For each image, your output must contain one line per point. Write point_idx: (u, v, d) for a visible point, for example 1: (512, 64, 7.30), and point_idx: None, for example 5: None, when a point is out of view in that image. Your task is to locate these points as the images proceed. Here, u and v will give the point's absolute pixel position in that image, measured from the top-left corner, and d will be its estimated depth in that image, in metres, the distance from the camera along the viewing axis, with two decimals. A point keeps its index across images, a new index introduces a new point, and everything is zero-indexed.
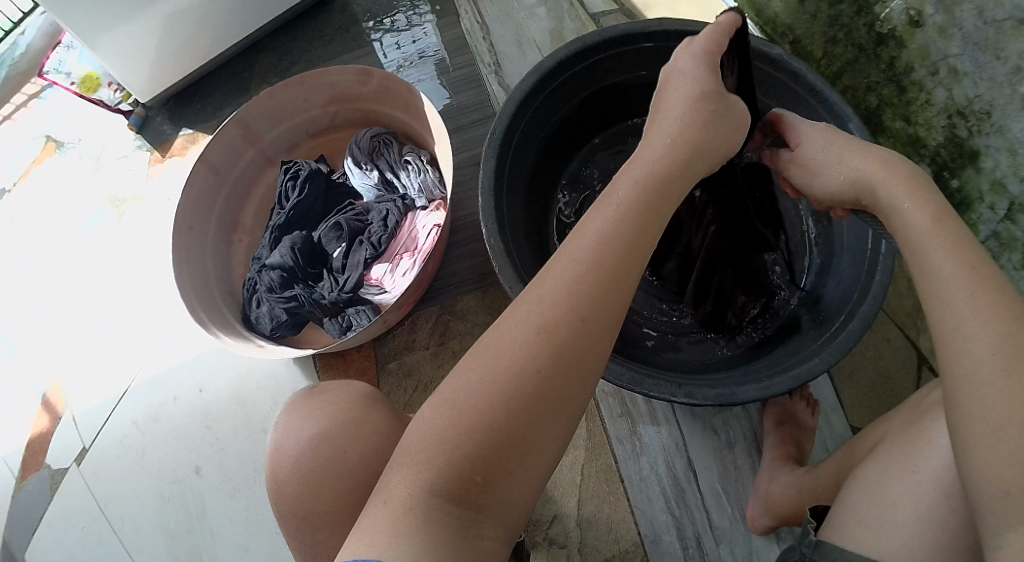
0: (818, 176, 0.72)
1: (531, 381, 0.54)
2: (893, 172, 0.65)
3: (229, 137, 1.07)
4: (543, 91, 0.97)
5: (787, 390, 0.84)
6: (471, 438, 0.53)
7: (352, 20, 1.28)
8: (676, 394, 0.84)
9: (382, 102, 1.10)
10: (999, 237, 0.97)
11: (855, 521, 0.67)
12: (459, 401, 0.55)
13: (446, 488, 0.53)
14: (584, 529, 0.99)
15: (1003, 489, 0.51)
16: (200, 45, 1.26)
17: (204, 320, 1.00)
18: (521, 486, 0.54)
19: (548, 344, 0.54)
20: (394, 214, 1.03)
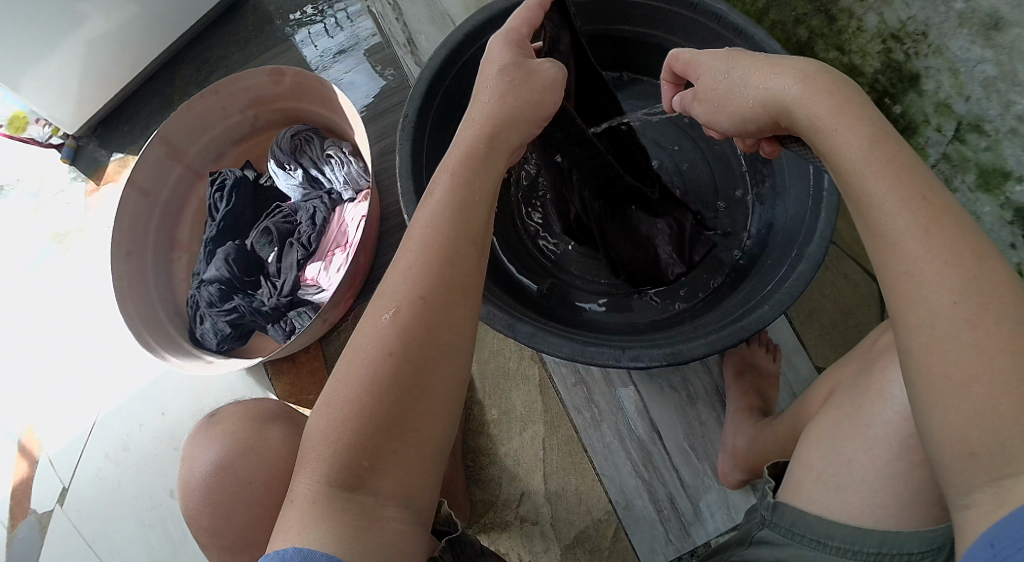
0: (729, 102, 0.67)
1: (398, 344, 0.52)
2: (817, 86, 0.59)
3: (153, 157, 1.06)
4: (455, 65, 0.95)
5: (738, 341, 0.81)
6: (352, 420, 0.50)
7: (266, 19, 1.26)
8: (622, 359, 0.81)
9: (298, 98, 1.08)
10: (949, 158, 0.99)
11: (812, 478, 0.63)
12: (337, 385, 0.52)
13: (337, 475, 0.50)
14: (554, 502, 0.98)
15: (968, 452, 0.46)
16: (121, 68, 1.24)
17: (153, 346, 0.99)
18: (417, 467, 0.52)
19: (408, 313, 0.53)
20: (321, 210, 1.01)
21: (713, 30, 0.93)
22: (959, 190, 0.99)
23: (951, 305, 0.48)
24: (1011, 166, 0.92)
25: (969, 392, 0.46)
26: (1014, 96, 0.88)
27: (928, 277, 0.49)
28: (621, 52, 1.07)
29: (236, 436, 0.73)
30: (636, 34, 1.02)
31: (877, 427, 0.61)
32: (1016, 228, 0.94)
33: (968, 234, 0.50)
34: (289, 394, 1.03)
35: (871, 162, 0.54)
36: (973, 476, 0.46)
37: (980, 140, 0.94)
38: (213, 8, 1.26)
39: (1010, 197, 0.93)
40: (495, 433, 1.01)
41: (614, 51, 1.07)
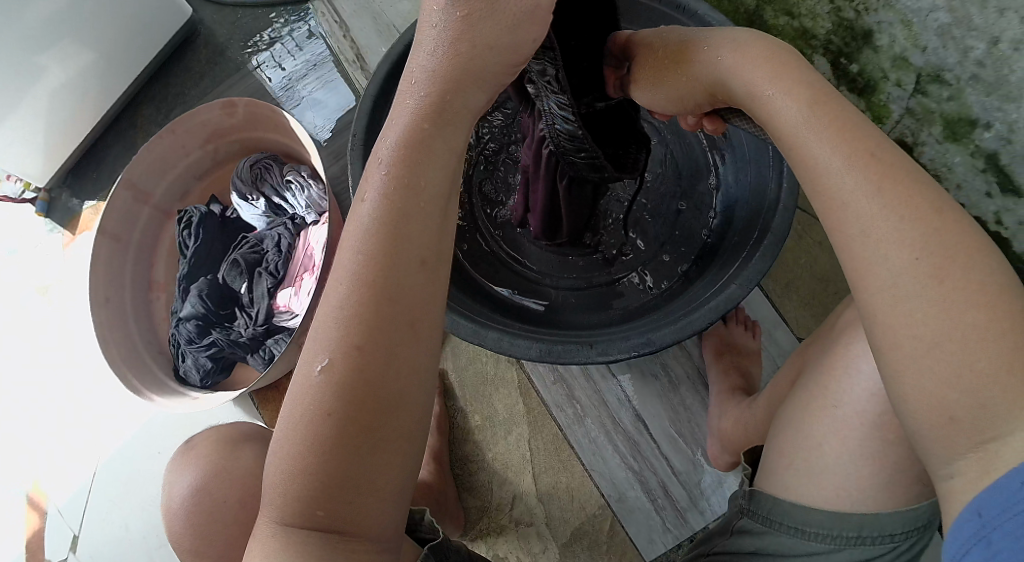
0: (665, 79, 0.64)
1: (337, 390, 0.45)
2: (749, 54, 0.54)
3: (121, 202, 1.07)
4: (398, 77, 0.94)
5: (709, 324, 0.79)
6: (299, 469, 0.45)
7: (219, 51, 1.29)
8: (591, 354, 0.78)
9: (255, 128, 1.09)
10: (913, 112, 0.94)
11: (784, 463, 0.61)
12: (284, 427, 0.47)
13: (294, 526, 0.46)
14: (546, 502, 0.98)
15: (947, 416, 0.43)
16: (82, 116, 1.26)
17: (135, 386, 1.00)
18: (380, 505, 0.46)
19: (342, 354, 0.45)
20: (286, 236, 1.02)
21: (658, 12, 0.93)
22: (926, 143, 0.94)
23: (913, 261, 0.44)
24: (977, 114, 0.88)
25: (943, 351, 0.42)
26: (972, 41, 0.84)
27: (885, 237, 0.45)
28: None
29: (210, 460, 0.76)
30: None
31: (846, 407, 0.59)
32: (989, 175, 0.90)
33: (923, 191, 0.45)
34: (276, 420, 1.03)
35: (812, 122, 0.49)
36: (954, 442, 0.43)
37: (941, 90, 0.90)
38: (167, 44, 1.29)
39: (979, 145, 0.89)
40: (481, 439, 1.02)
41: None
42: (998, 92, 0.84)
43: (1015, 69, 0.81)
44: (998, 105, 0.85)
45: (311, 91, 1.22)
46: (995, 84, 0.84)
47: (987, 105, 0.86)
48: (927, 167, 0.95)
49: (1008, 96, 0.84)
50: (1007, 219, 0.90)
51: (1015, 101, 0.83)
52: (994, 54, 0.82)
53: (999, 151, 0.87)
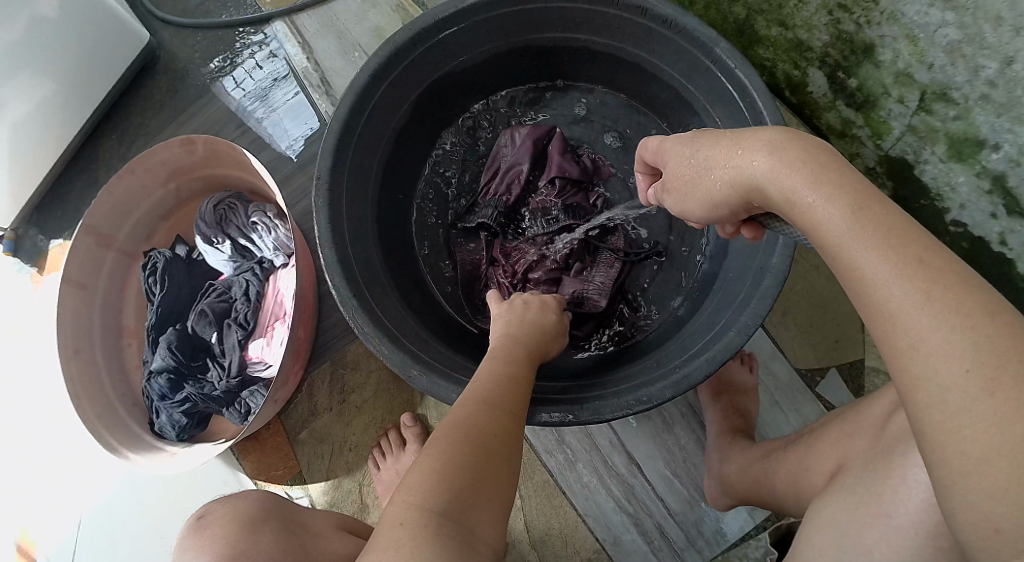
0: (699, 185, 0.58)
1: (514, 406, 0.59)
2: (785, 159, 0.50)
3: (83, 249, 1.01)
4: (362, 113, 0.84)
5: (704, 377, 0.73)
6: (467, 451, 0.53)
7: (179, 76, 1.22)
8: (581, 416, 0.73)
9: (218, 164, 1.03)
10: (915, 129, 0.90)
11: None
12: (455, 419, 0.56)
13: (445, 504, 0.50)
14: (539, 548, 0.94)
15: (992, 527, 0.39)
16: (45, 152, 1.19)
17: (110, 443, 0.95)
18: (503, 513, 0.53)
19: (519, 388, 0.62)
20: (254, 284, 0.97)
21: (641, 25, 0.85)
22: (929, 162, 0.91)
23: (963, 374, 0.41)
24: (985, 134, 0.83)
25: (991, 468, 0.39)
26: (982, 59, 0.78)
27: (935, 347, 0.42)
28: (548, 64, 0.98)
29: (224, 542, 0.72)
30: (560, 42, 0.93)
31: (901, 517, 0.54)
32: (995, 197, 0.86)
33: (971, 298, 0.42)
34: (260, 471, 0.99)
35: (859, 227, 0.46)
36: (998, 552, 0.39)
37: (947, 109, 0.85)
38: (126, 70, 1.22)
39: (986, 165, 0.85)
40: None
41: (544, 66, 0.98)
42: (1009, 113, 0.80)
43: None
44: (1008, 127, 0.80)
45: (278, 109, 1.15)
46: (1006, 105, 0.79)
47: (996, 126, 0.82)
48: (929, 186, 0.92)
49: (1020, 118, 0.79)
50: (1012, 240, 0.87)
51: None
52: (1006, 75, 0.77)
53: (1006, 173, 0.83)
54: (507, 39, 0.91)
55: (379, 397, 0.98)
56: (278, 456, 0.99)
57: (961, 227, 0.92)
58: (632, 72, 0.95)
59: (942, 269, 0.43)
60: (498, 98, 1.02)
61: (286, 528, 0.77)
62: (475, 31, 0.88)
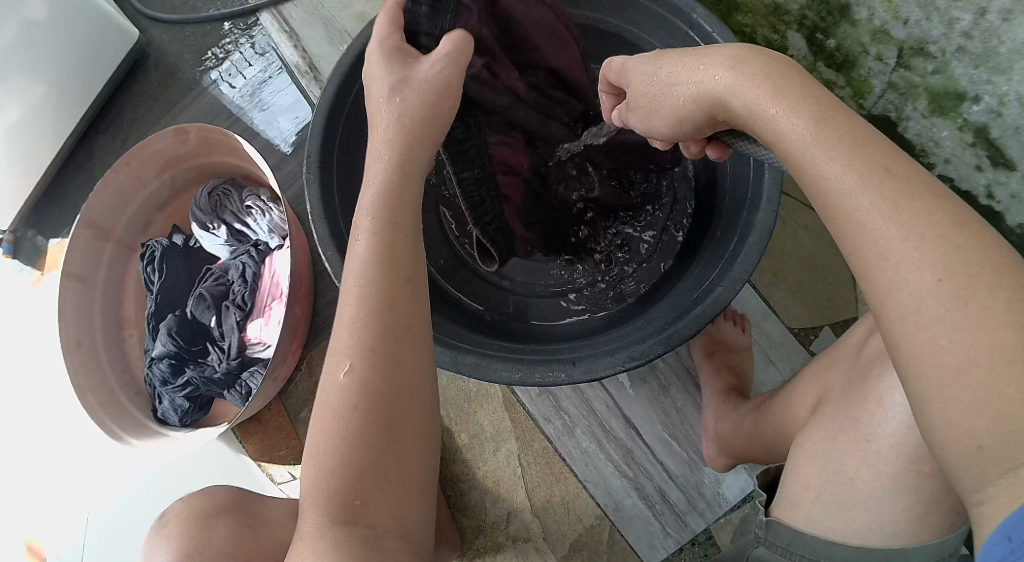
0: (662, 103, 0.61)
1: (368, 374, 0.52)
2: (745, 73, 0.52)
3: (82, 242, 1.03)
4: (351, 89, 0.85)
5: (696, 331, 0.74)
6: (338, 453, 0.51)
7: (170, 73, 1.24)
8: (574, 374, 0.73)
9: (211, 152, 1.05)
10: (896, 86, 0.90)
11: (809, 496, 0.57)
12: (323, 418, 0.53)
13: (331, 514, 0.50)
14: (541, 516, 0.95)
15: (975, 445, 0.39)
16: (40, 153, 1.21)
17: (115, 431, 0.97)
18: (401, 491, 0.52)
19: (372, 347, 0.53)
20: (251, 265, 0.98)
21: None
22: (913, 119, 0.91)
23: (936, 284, 0.41)
24: (965, 86, 0.85)
25: (970, 380, 0.39)
26: (956, 11, 0.81)
27: (905, 257, 0.42)
28: None
29: (179, 539, 0.73)
30: None
31: (879, 441, 0.55)
32: (979, 149, 0.87)
33: (941, 213, 0.42)
34: (263, 452, 1.00)
35: (824, 140, 0.46)
36: (983, 471, 0.39)
37: (925, 64, 0.86)
38: (117, 69, 1.24)
39: (968, 118, 0.86)
40: (469, 457, 0.98)
41: None
42: (986, 64, 0.82)
43: (1003, 40, 0.79)
44: (987, 78, 0.82)
45: (269, 105, 1.18)
46: (982, 56, 0.81)
47: (975, 78, 0.83)
48: (914, 142, 0.92)
49: (998, 68, 0.81)
50: (999, 192, 0.88)
51: (1005, 73, 0.80)
52: (981, 25, 0.80)
53: (988, 124, 0.85)
54: None
55: None
56: (281, 436, 1.00)
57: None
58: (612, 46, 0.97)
59: (910, 182, 0.43)
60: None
61: (239, 519, 0.76)
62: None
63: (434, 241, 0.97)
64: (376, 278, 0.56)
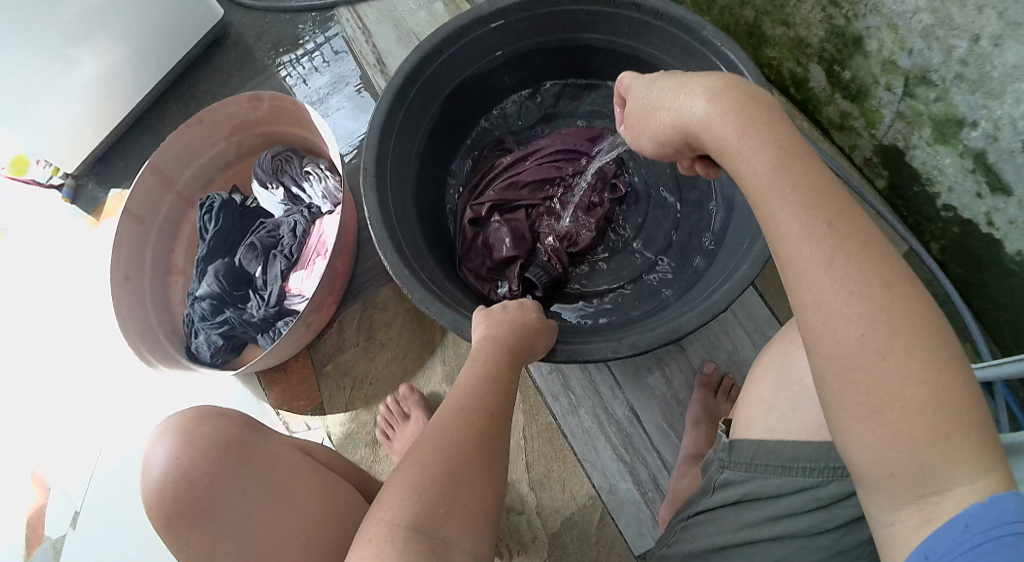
0: (648, 123, 0.62)
1: (470, 430, 0.66)
2: (725, 104, 0.53)
3: (146, 186, 1.12)
4: (411, 88, 0.96)
5: (728, 303, 0.81)
6: (434, 470, 0.62)
7: (247, 54, 1.37)
8: (621, 349, 0.81)
9: (277, 122, 1.15)
10: (904, 115, 0.97)
11: (765, 414, 0.65)
12: (425, 446, 0.64)
13: (413, 515, 0.59)
14: (538, 490, 1.00)
15: (887, 470, 0.45)
16: (117, 109, 1.32)
17: (148, 358, 1.03)
18: (476, 521, 0.61)
19: (480, 417, 0.68)
20: (301, 223, 1.07)
21: (639, 19, 1.00)
22: (919, 146, 0.98)
23: (858, 338, 0.45)
24: (963, 113, 0.88)
25: (882, 418, 0.44)
26: (954, 40, 0.83)
27: (839, 300, 0.46)
28: (577, 61, 1.11)
29: (191, 427, 0.76)
30: (592, 42, 1.07)
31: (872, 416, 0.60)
32: (978, 176, 0.92)
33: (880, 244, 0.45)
34: (285, 400, 1.06)
35: (779, 185, 0.49)
36: (896, 491, 0.45)
37: (929, 92, 0.91)
38: (197, 44, 1.35)
39: (968, 144, 0.90)
40: None
41: (573, 64, 1.12)
42: (982, 89, 0.84)
43: (996, 65, 0.81)
44: (982, 103, 0.85)
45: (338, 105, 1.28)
46: (978, 81, 0.84)
47: (972, 104, 0.86)
48: (920, 170, 1.00)
49: (992, 93, 0.83)
50: (998, 220, 0.93)
51: (997, 99, 0.83)
52: (975, 52, 0.82)
53: (986, 149, 0.88)
54: (549, 36, 1.05)
55: (401, 338, 1.06)
56: (306, 387, 1.06)
57: (951, 212, 1.00)
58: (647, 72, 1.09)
59: None
60: (509, 101, 1.15)
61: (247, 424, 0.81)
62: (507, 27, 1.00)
63: (470, 244, 1.03)
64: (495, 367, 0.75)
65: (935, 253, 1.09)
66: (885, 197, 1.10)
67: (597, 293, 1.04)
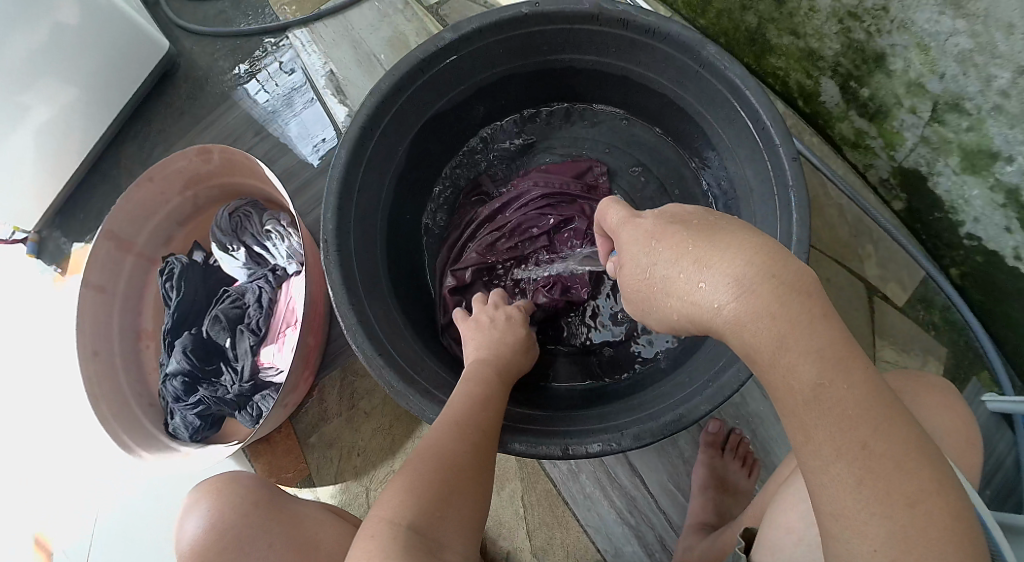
0: (656, 304, 0.57)
1: (474, 426, 0.65)
2: (759, 307, 0.48)
3: (102, 253, 1.04)
4: (368, 144, 0.85)
5: (738, 385, 0.73)
6: (438, 466, 0.60)
7: (198, 84, 1.26)
8: (624, 443, 0.73)
9: (230, 172, 1.06)
10: (929, 140, 0.91)
11: (789, 537, 0.61)
12: (427, 440, 0.63)
13: (415, 515, 0.56)
14: (540, 557, 0.95)
15: None
16: (66, 156, 1.22)
17: (126, 443, 0.97)
18: (474, 526, 0.59)
19: (482, 415, 0.66)
20: (267, 290, 0.99)
21: (626, 38, 0.88)
22: (943, 173, 0.92)
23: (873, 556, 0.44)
24: (998, 146, 0.83)
25: None
26: (994, 69, 0.77)
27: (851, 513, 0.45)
28: (558, 83, 0.99)
29: (214, 498, 0.77)
30: (574, 63, 0.95)
31: None
32: (1009, 211, 0.87)
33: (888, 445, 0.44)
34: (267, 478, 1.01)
35: (822, 407, 0.46)
36: None
37: (960, 120, 0.85)
38: (145, 79, 1.25)
39: (1000, 178, 0.85)
40: None
41: (555, 86, 1.00)
42: (1022, 125, 0.79)
43: None
44: (1022, 138, 0.80)
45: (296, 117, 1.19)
46: (1019, 116, 0.79)
47: (1010, 138, 0.81)
48: (944, 198, 0.94)
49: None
50: None
51: None
52: (1020, 85, 0.76)
53: (1021, 186, 0.83)
54: (525, 60, 0.93)
55: (387, 405, 1.00)
56: (290, 459, 1.01)
57: (975, 241, 0.96)
58: (638, 93, 0.97)
59: None
60: (486, 132, 1.04)
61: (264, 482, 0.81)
62: (473, 60, 0.89)
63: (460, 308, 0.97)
64: (498, 363, 0.74)
65: (953, 277, 1.04)
66: (902, 220, 1.05)
67: (592, 355, 0.95)
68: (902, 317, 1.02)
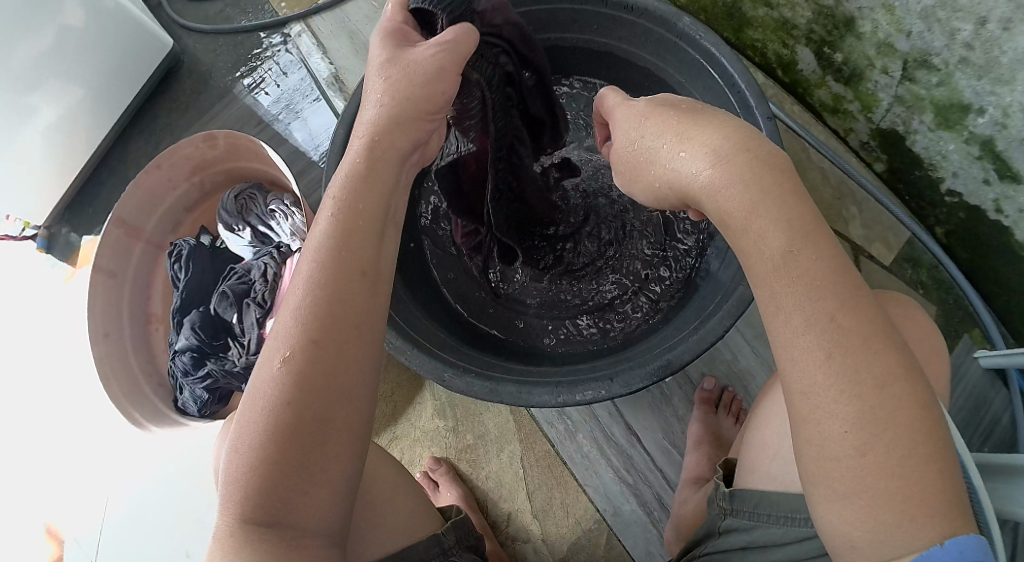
0: (640, 176, 0.58)
1: (303, 377, 0.51)
2: (730, 176, 0.50)
3: (112, 238, 1.08)
4: None
5: (724, 331, 0.75)
6: (268, 445, 0.49)
7: (203, 80, 1.32)
8: (614, 389, 0.75)
9: (236, 157, 1.11)
10: (903, 99, 0.94)
11: (769, 458, 0.64)
12: (258, 404, 0.51)
13: (254, 507, 0.49)
14: (541, 518, 0.99)
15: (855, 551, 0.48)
16: (76, 152, 1.27)
17: (135, 417, 1.01)
18: (334, 494, 0.51)
19: (311, 350, 0.51)
20: (272, 266, 1.02)
21: (604, 14, 0.92)
22: (919, 130, 0.95)
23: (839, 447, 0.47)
24: (969, 98, 0.86)
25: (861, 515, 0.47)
26: (958, 22, 0.80)
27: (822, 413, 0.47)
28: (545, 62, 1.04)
29: None
30: (558, 42, 0.99)
31: None
32: (985, 162, 0.90)
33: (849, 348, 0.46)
34: None
35: (805, 279, 0.49)
36: None
37: (930, 76, 0.88)
38: (152, 76, 1.30)
39: (973, 130, 0.88)
40: (475, 456, 1.03)
41: None
42: (988, 75, 0.82)
43: (1004, 50, 0.78)
44: (990, 89, 0.83)
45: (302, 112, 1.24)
46: (985, 67, 0.81)
47: (979, 89, 0.84)
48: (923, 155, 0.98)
49: (1000, 79, 0.81)
50: (1007, 206, 0.91)
51: (1007, 84, 0.81)
52: (982, 35, 0.79)
53: (994, 136, 0.86)
54: None
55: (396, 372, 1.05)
56: None
57: (955, 197, 0.99)
58: (621, 68, 1.01)
59: None
60: None
61: None
62: None
63: (456, 277, 1.00)
64: (329, 250, 0.54)
65: (938, 237, 1.07)
66: (883, 180, 1.08)
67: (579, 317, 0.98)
68: (890, 276, 1.05)
